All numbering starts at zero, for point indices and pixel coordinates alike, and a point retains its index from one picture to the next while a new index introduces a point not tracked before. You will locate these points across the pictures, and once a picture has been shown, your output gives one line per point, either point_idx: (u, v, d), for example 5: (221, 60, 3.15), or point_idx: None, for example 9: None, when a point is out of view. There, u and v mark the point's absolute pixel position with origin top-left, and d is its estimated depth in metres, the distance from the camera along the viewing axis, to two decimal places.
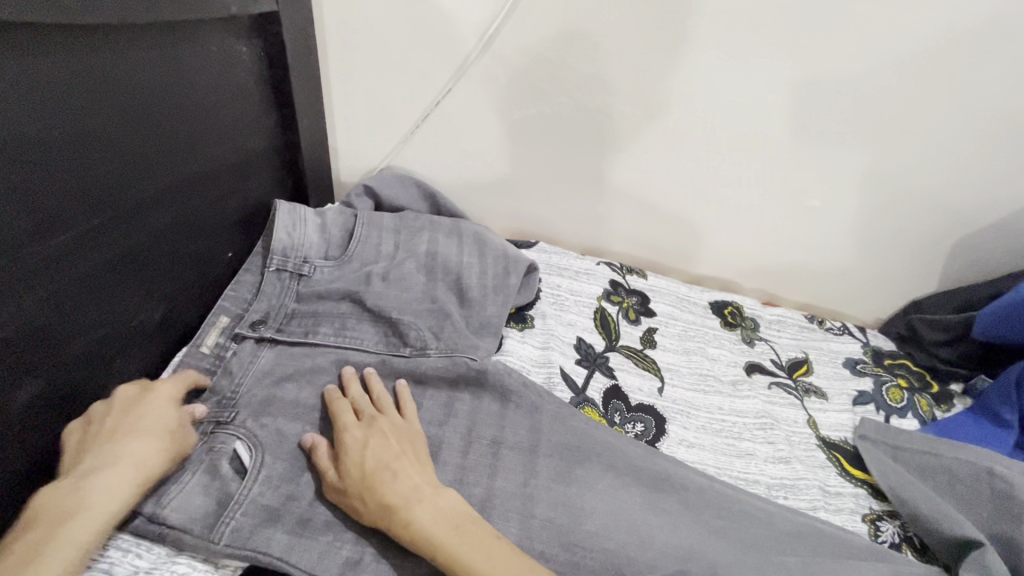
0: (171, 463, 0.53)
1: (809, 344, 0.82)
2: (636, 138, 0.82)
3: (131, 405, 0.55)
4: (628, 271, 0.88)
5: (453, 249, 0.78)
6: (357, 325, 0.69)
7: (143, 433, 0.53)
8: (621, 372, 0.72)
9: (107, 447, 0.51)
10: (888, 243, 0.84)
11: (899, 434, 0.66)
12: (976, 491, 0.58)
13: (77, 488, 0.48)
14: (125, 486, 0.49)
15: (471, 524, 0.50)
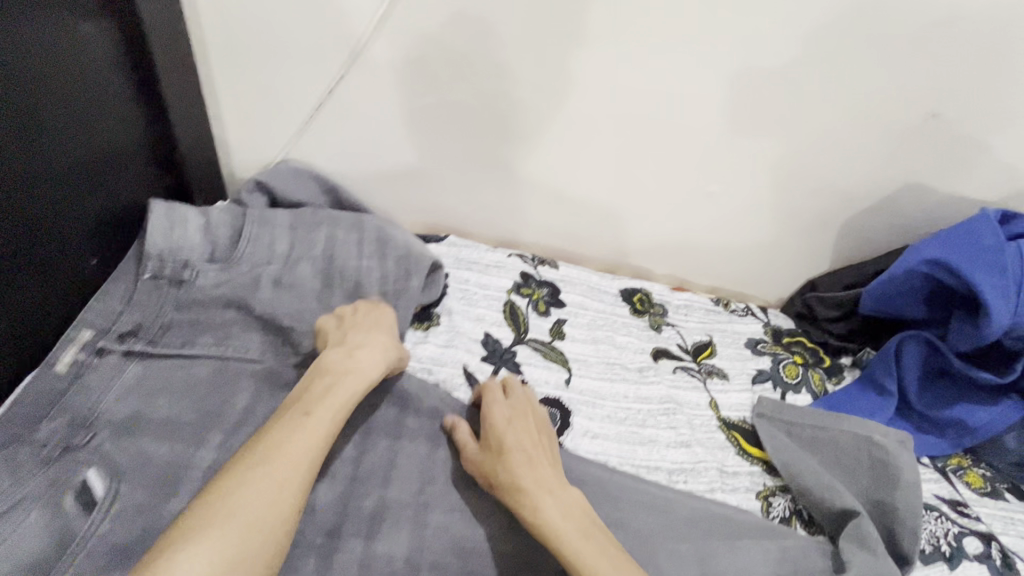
0: (397, 355, 0.63)
1: (714, 327, 0.84)
2: (541, 126, 0.80)
3: (375, 314, 0.66)
4: (539, 261, 0.86)
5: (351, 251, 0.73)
6: (243, 334, 0.65)
7: (387, 329, 0.64)
8: (528, 366, 0.71)
9: (372, 337, 0.62)
10: (787, 226, 0.87)
11: (792, 409, 0.68)
12: (857, 461, 0.62)
13: (353, 359, 0.59)
14: (375, 358, 0.59)
15: (596, 530, 0.49)
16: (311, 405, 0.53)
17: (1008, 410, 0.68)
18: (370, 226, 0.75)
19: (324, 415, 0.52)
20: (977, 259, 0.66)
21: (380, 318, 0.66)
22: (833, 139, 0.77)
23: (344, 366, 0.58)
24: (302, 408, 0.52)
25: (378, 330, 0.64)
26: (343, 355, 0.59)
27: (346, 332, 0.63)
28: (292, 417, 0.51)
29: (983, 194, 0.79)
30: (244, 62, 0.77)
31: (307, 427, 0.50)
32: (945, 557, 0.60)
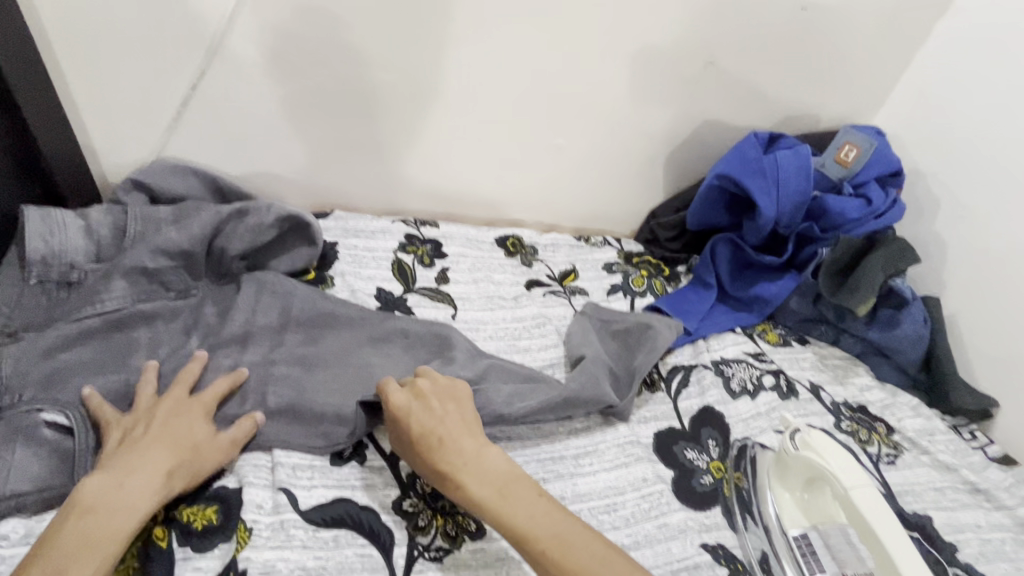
0: (186, 476, 0.53)
1: (577, 258, 1.00)
2: (403, 104, 0.91)
3: (171, 419, 0.56)
4: (421, 223, 0.98)
5: (237, 244, 0.76)
6: (107, 286, 0.68)
7: (175, 443, 0.54)
8: (418, 308, 0.83)
9: (150, 458, 0.52)
10: (624, 167, 1.04)
11: (604, 309, 0.82)
12: (638, 341, 0.77)
13: (118, 487, 0.49)
14: (148, 483, 0.50)
15: (517, 484, 0.53)
16: (60, 558, 0.44)
17: (789, 281, 0.89)
18: (261, 215, 0.77)
19: (77, 571, 0.44)
20: (744, 166, 0.86)
21: (173, 429, 0.55)
22: (643, 90, 0.95)
23: (106, 495, 0.48)
24: (51, 561, 0.44)
25: (165, 445, 0.53)
26: (111, 476, 0.50)
27: (129, 440, 0.54)
28: None
29: (759, 122, 1.01)
30: (101, 66, 0.80)
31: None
32: (750, 392, 0.78)
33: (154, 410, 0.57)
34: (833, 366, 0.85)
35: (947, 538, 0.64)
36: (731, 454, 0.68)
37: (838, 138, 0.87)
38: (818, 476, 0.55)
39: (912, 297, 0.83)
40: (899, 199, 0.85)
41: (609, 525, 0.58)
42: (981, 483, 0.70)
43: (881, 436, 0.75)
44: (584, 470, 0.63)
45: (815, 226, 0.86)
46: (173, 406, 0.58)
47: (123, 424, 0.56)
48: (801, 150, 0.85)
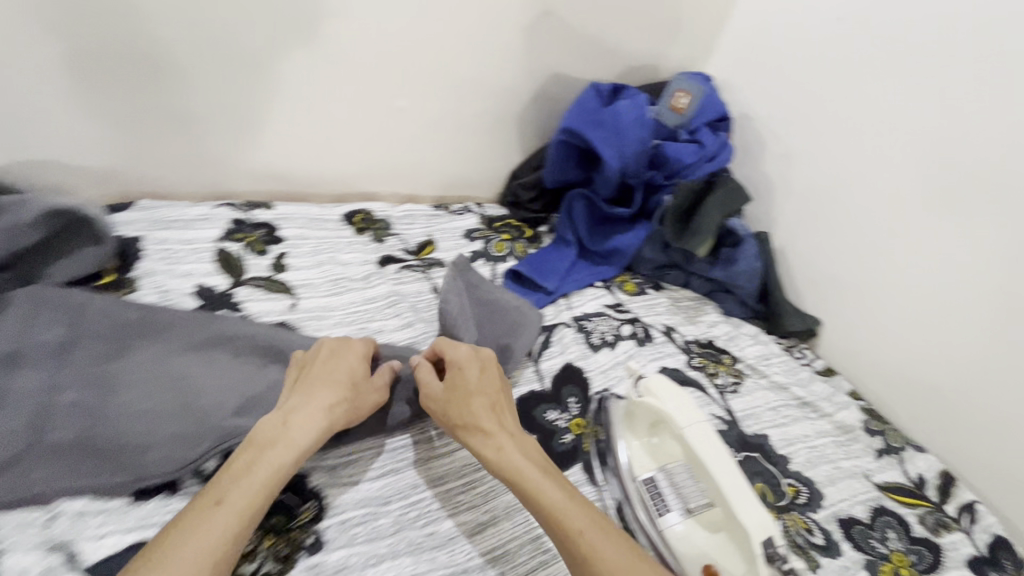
0: (346, 412, 0.53)
1: (435, 228, 0.95)
2: (205, 71, 0.76)
3: (338, 357, 0.57)
4: (252, 206, 0.86)
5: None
6: None
7: (338, 381, 0.54)
8: (248, 302, 0.73)
9: (318, 394, 0.53)
10: (475, 128, 0.99)
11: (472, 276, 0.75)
12: (508, 312, 0.73)
13: (285, 425, 0.50)
14: (308, 424, 0.50)
15: (555, 471, 0.51)
16: (224, 488, 0.45)
17: (640, 231, 0.91)
18: (18, 215, 0.63)
19: (232, 508, 0.44)
20: (586, 119, 0.86)
21: (343, 363, 0.56)
22: (484, 44, 0.89)
23: (272, 433, 0.49)
24: (214, 492, 0.45)
25: (328, 381, 0.54)
26: (280, 415, 0.51)
27: (307, 376, 0.55)
28: (203, 508, 0.43)
29: (602, 74, 1.01)
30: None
31: (214, 521, 0.43)
32: (609, 344, 0.79)
33: (330, 343, 0.58)
34: (685, 307, 0.90)
35: (781, 452, 0.70)
36: (591, 409, 0.69)
37: (670, 87, 0.89)
38: (660, 420, 0.57)
39: (746, 235, 0.88)
40: (728, 143, 0.90)
41: (467, 505, 0.55)
42: (808, 396, 0.77)
43: (725, 367, 0.80)
44: (440, 450, 0.59)
45: (658, 175, 0.88)
46: (343, 343, 0.58)
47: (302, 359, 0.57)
48: (637, 100, 0.86)
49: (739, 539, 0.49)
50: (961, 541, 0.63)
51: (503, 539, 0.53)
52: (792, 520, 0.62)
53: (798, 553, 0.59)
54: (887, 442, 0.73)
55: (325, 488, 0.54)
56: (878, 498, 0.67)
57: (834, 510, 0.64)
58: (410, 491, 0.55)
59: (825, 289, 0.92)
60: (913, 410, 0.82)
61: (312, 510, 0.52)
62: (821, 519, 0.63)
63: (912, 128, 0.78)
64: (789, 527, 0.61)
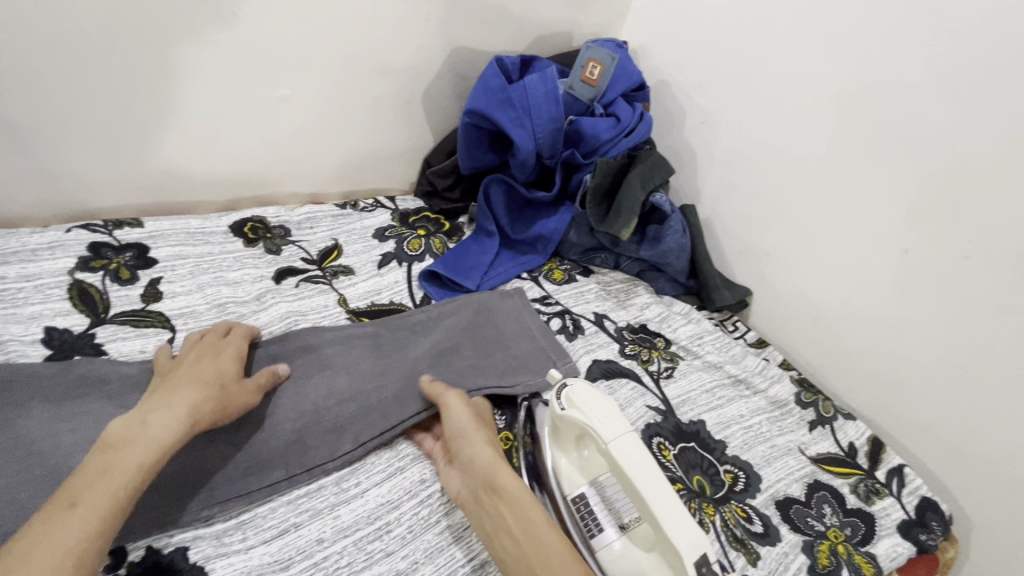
0: (214, 410, 0.50)
1: (341, 230, 0.86)
2: (20, 70, 0.62)
3: (205, 362, 0.55)
4: (115, 225, 0.74)
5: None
6: None
7: (205, 382, 0.51)
8: (114, 344, 0.62)
9: (179, 393, 0.50)
10: (377, 114, 0.89)
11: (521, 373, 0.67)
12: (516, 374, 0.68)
13: (142, 423, 0.46)
14: (172, 420, 0.47)
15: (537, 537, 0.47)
16: (85, 486, 0.41)
17: (565, 214, 0.86)
18: None
19: (97, 497, 0.41)
20: (491, 99, 0.77)
21: (212, 365, 0.54)
22: (374, 20, 0.79)
23: (131, 432, 0.45)
24: (66, 493, 0.41)
25: (193, 382, 0.51)
26: (136, 415, 0.47)
27: (166, 382, 0.52)
28: (54, 513, 0.40)
29: (509, 45, 0.93)
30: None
31: (71, 521, 0.39)
32: None
33: (187, 356, 0.56)
34: (615, 291, 0.86)
35: (717, 437, 0.68)
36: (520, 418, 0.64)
37: (582, 57, 0.81)
38: (586, 433, 0.52)
39: (671, 210, 0.84)
40: (647, 113, 0.84)
41: (382, 553, 0.50)
42: (742, 373, 0.76)
43: (659, 351, 0.77)
44: (349, 494, 0.54)
45: (578, 153, 0.82)
46: (216, 348, 0.57)
47: (162, 372, 0.54)
48: (547, 73, 0.78)
49: (671, 560, 0.45)
50: (891, 506, 0.64)
51: None
52: (730, 511, 0.60)
53: (737, 546, 0.58)
54: (818, 413, 0.72)
55: (209, 562, 0.47)
56: (813, 472, 0.66)
57: (772, 493, 0.63)
58: (315, 549, 0.49)
59: (752, 257, 0.90)
60: (841, 373, 0.83)
61: None
62: (760, 505, 0.62)
63: (825, 88, 0.76)
64: (727, 520, 0.60)
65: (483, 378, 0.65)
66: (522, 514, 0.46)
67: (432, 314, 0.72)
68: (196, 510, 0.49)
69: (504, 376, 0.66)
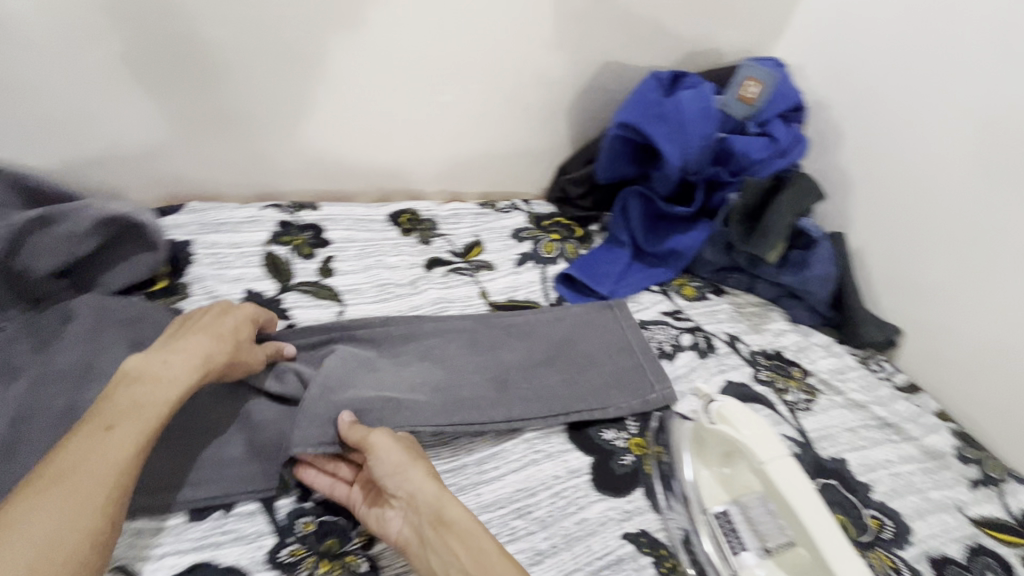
0: (227, 364, 0.54)
1: (482, 227, 0.91)
2: (251, 72, 0.74)
3: (224, 314, 0.57)
4: (298, 207, 0.84)
5: (48, 261, 0.61)
6: None
7: (224, 334, 0.54)
8: (298, 310, 0.71)
9: (199, 340, 0.52)
10: (524, 121, 0.95)
11: (615, 388, 0.66)
12: (615, 390, 0.66)
13: (162, 362, 0.49)
14: (192, 367, 0.50)
15: None
16: (116, 414, 0.46)
17: (702, 231, 0.85)
18: (71, 223, 0.62)
19: (128, 429, 0.45)
20: (645, 113, 0.79)
21: (226, 321, 0.56)
22: (535, 35, 0.84)
23: (151, 372, 0.49)
24: (99, 420, 0.45)
25: (212, 332, 0.54)
26: (157, 355, 0.50)
27: (185, 328, 0.54)
28: (91, 436, 0.44)
29: (659, 61, 0.94)
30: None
31: (104, 442, 0.44)
32: (667, 354, 0.74)
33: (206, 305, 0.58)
34: (748, 315, 0.84)
35: (862, 479, 0.64)
36: (652, 427, 0.64)
37: (739, 74, 0.82)
38: (735, 449, 0.52)
39: (819, 237, 0.81)
40: (803, 136, 0.82)
41: (523, 531, 0.53)
42: (890, 417, 0.71)
43: (796, 382, 0.74)
44: (488, 476, 0.57)
45: (722, 172, 0.82)
46: (229, 303, 0.59)
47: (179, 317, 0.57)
48: (702, 90, 0.79)
49: None
50: None
51: (564, 571, 0.50)
52: (878, 558, 0.57)
53: None
54: (982, 472, 0.66)
55: None
56: (974, 534, 0.61)
57: (924, 547, 0.59)
58: None
59: (908, 295, 0.84)
60: (1009, 434, 0.74)
61: (366, 534, 0.52)
62: (910, 558, 0.58)
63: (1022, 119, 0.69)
64: (875, 567, 0.56)
65: (573, 394, 0.64)
66: (476, 545, 0.45)
67: (528, 315, 0.71)
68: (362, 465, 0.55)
69: (596, 395, 0.64)
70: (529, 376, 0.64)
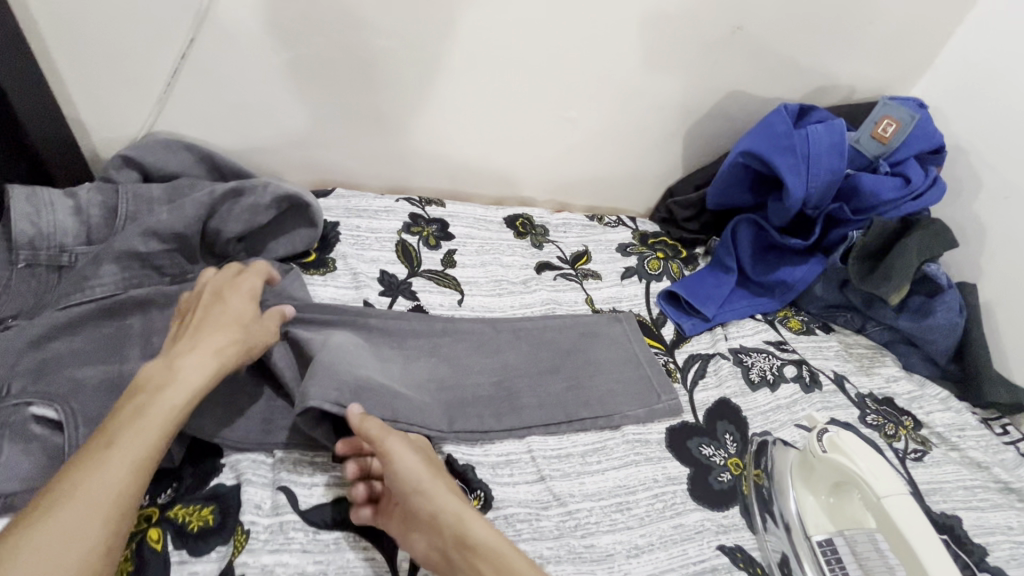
0: (239, 353, 0.52)
1: (589, 239, 0.95)
2: (409, 81, 0.83)
3: (225, 301, 0.55)
4: (427, 203, 0.93)
5: (234, 226, 0.72)
6: (97, 270, 0.65)
7: (228, 324, 0.53)
8: (423, 293, 0.79)
9: (204, 338, 0.51)
10: (641, 142, 0.98)
11: (619, 397, 0.67)
12: (622, 404, 0.66)
13: (170, 367, 0.48)
14: (201, 363, 0.49)
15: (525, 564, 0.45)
16: (120, 426, 0.43)
17: (815, 265, 0.84)
18: (257, 195, 0.73)
19: (136, 437, 0.43)
20: (773, 144, 0.80)
21: (229, 305, 0.55)
22: (668, 61, 0.87)
23: (159, 377, 0.47)
24: (105, 433, 0.43)
25: (217, 326, 0.52)
26: (164, 360, 0.49)
27: (190, 326, 0.53)
28: (95, 451, 0.42)
29: (787, 93, 0.94)
30: (67, 36, 0.71)
31: (110, 455, 0.41)
32: (769, 383, 0.74)
33: (211, 291, 0.56)
34: (858, 355, 0.82)
35: (977, 540, 0.61)
36: (750, 450, 0.65)
37: (876, 112, 0.81)
38: (845, 480, 0.53)
39: (948, 285, 0.78)
40: (941, 179, 0.80)
41: (623, 525, 0.56)
42: (1014, 482, 0.68)
43: (907, 431, 0.72)
44: (592, 468, 0.60)
45: (846, 208, 0.81)
46: (232, 289, 0.57)
47: (181, 315, 0.55)
48: (834, 126, 0.79)
49: None
50: None
51: (660, 568, 0.53)
52: None
53: None
54: None
55: (491, 483, 0.57)
56: None
57: None
58: (569, 499, 0.57)
59: None
60: None
61: (480, 499, 0.55)
62: None
63: None
64: None
65: (580, 404, 0.65)
66: (505, 566, 0.42)
67: (538, 323, 0.73)
68: (473, 440, 0.60)
69: (603, 403, 0.66)
70: (531, 379, 0.66)
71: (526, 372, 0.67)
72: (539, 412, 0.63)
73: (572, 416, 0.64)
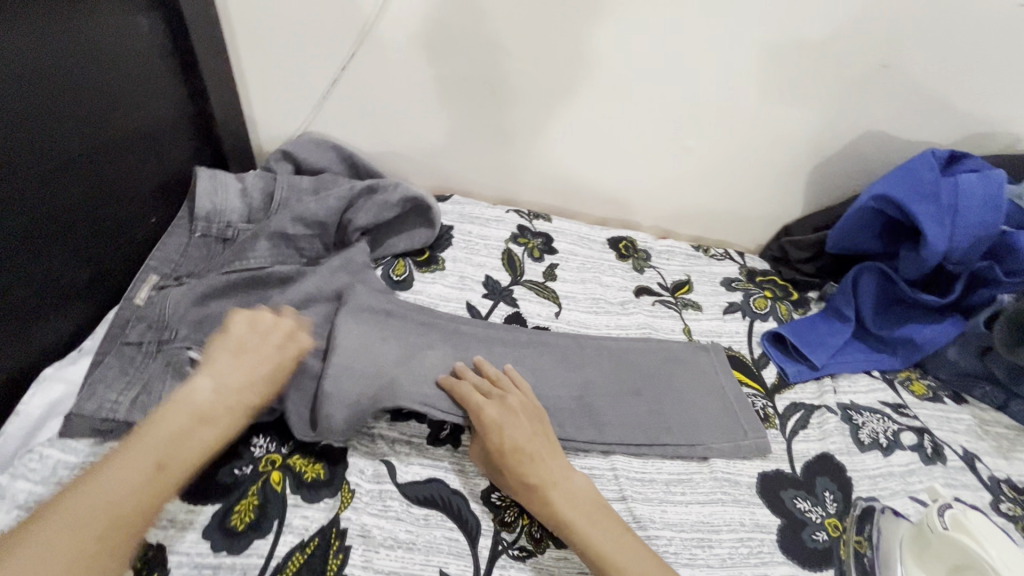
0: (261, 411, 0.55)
1: (693, 268, 0.94)
2: (534, 101, 0.88)
3: (278, 353, 0.57)
4: (534, 216, 0.97)
5: (366, 219, 0.81)
6: (254, 245, 0.75)
7: (269, 386, 0.55)
8: (523, 301, 0.82)
9: (248, 389, 0.53)
10: (760, 175, 0.95)
11: (711, 432, 0.65)
12: (713, 440, 0.64)
13: (215, 405, 0.51)
14: (239, 416, 0.52)
15: (601, 513, 0.52)
16: (167, 454, 0.46)
17: (950, 326, 0.76)
18: (388, 194, 0.82)
19: (174, 468, 0.46)
20: (914, 191, 0.73)
21: (278, 362, 0.56)
22: (798, 95, 0.84)
23: (207, 414, 0.50)
24: (153, 450, 0.46)
25: (264, 381, 0.55)
26: (217, 393, 0.52)
27: (239, 362, 0.55)
28: (137, 463, 0.45)
29: (934, 136, 0.87)
30: (257, 48, 0.84)
31: (146, 481, 0.44)
32: (882, 447, 0.68)
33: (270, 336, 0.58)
34: (995, 434, 0.72)
35: None
36: (852, 514, 0.60)
37: None
38: (968, 563, 0.48)
39: None
40: None
41: (704, 562, 0.54)
42: None
43: None
44: (675, 498, 0.59)
45: (997, 267, 0.73)
46: (283, 342, 0.58)
47: (235, 338, 0.56)
48: (991, 176, 0.71)
49: None
50: None
51: None
52: None
53: None
54: None
55: None
56: None
57: None
58: (649, 524, 0.56)
59: None
60: None
61: None
62: None
63: None
64: None
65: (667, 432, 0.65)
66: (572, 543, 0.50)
67: (630, 344, 0.73)
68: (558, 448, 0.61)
69: (693, 435, 0.65)
70: (621, 399, 0.67)
71: (615, 390, 0.68)
72: (626, 434, 0.63)
73: (660, 443, 0.63)
